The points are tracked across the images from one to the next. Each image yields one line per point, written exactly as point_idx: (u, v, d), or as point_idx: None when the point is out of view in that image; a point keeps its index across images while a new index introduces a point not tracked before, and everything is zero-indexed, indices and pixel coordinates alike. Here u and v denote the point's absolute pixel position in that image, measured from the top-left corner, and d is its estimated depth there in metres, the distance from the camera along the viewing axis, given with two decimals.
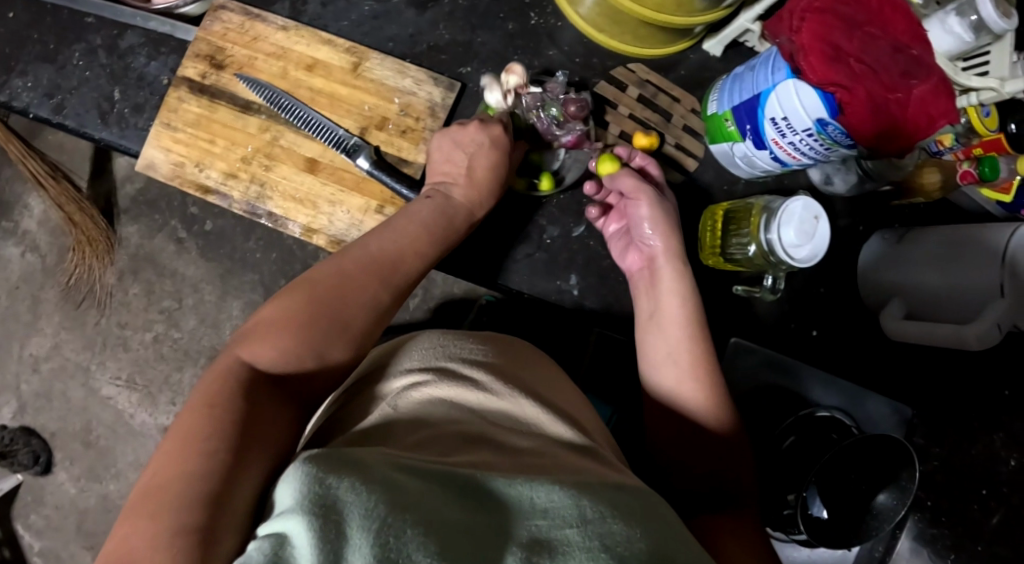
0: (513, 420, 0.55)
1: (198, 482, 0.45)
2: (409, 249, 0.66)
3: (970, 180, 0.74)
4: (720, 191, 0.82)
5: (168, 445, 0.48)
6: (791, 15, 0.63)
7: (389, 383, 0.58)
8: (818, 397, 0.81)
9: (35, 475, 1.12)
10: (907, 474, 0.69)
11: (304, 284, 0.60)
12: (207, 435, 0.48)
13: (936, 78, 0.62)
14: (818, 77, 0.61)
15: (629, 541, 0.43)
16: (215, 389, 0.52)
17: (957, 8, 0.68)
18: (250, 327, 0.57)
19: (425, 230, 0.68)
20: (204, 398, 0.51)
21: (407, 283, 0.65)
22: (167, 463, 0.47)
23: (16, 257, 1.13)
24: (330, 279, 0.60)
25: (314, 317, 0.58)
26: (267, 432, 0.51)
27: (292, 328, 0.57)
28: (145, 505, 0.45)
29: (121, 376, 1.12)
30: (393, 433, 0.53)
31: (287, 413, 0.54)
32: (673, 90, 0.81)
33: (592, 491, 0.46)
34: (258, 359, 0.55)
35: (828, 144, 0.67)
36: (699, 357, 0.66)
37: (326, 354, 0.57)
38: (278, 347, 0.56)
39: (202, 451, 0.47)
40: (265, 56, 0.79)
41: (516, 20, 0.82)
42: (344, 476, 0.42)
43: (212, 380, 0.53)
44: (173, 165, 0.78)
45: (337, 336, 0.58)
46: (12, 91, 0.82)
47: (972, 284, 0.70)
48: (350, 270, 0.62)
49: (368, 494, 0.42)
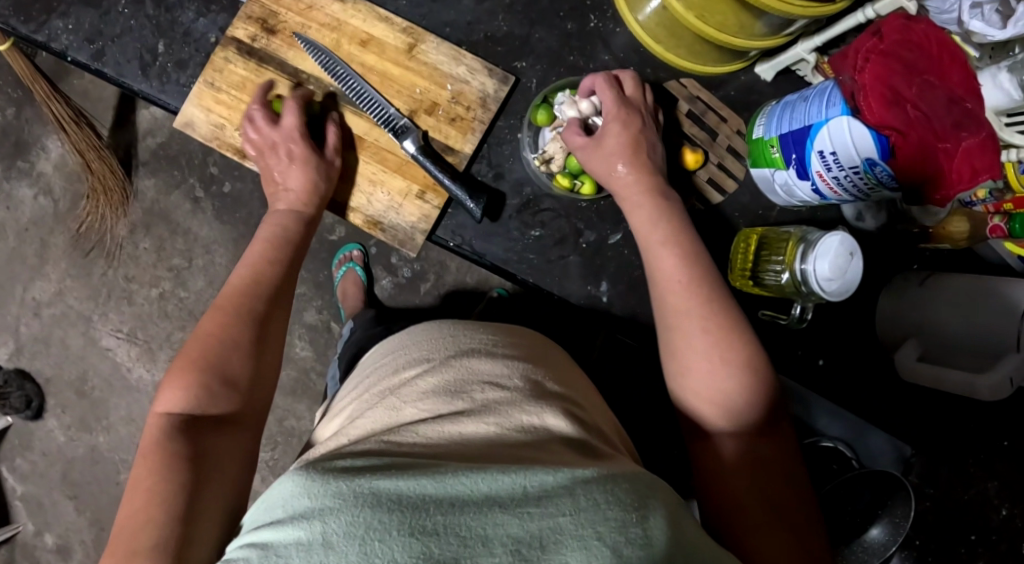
0: (515, 406, 0.55)
1: (159, 517, 0.47)
2: (264, 257, 0.68)
3: (999, 234, 0.77)
4: (755, 215, 0.82)
5: (126, 508, 0.48)
6: (857, 53, 0.63)
7: (398, 379, 0.59)
8: (823, 425, 0.88)
9: (26, 419, 1.10)
10: (902, 511, 0.75)
11: (198, 328, 0.60)
12: (153, 486, 0.48)
13: (986, 133, 0.61)
14: (874, 118, 0.62)
15: (623, 527, 0.42)
16: (146, 452, 0.51)
17: (1011, 65, 0.69)
18: (168, 374, 0.56)
19: (267, 243, 0.70)
20: (142, 462, 0.50)
21: (279, 285, 0.66)
22: (128, 513, 0.48)
23: (28, 199, 1.11)
24: (214, 318, 0.61)
25: (222, 355, 0.58)
26: (221, 466, 0.52)
27: (198, 365, 0.56)
28: (114, 548, 0.46)
29: (123, 329, 1.11)
30: (396, 428, 0.54)
31: (237, 442, 0.55)
32: (722, 110, 0.81)
33: (587, 480, 0.45)
34: (177, 405, 0.54)
35: (872, 184, 0.68)
36: (683, 284, 0.60)
37: (237, 372, 0.57)
38: (187, 390, 0.55)
39: (150, 501, 0.48)
40: (319, 25, 0.78)
41: (575, 21, 0.81)
42: (329, 479, 0.44)
43: (145, 441, 0.52)
44: (213, 126, 0.78)
45: (234, 351, 0.58)
46: (51, 32, 0.80)
47: (993, 335, 0.72)
48: (228, 290, 0.64)
49: (355, 499, 0.43)
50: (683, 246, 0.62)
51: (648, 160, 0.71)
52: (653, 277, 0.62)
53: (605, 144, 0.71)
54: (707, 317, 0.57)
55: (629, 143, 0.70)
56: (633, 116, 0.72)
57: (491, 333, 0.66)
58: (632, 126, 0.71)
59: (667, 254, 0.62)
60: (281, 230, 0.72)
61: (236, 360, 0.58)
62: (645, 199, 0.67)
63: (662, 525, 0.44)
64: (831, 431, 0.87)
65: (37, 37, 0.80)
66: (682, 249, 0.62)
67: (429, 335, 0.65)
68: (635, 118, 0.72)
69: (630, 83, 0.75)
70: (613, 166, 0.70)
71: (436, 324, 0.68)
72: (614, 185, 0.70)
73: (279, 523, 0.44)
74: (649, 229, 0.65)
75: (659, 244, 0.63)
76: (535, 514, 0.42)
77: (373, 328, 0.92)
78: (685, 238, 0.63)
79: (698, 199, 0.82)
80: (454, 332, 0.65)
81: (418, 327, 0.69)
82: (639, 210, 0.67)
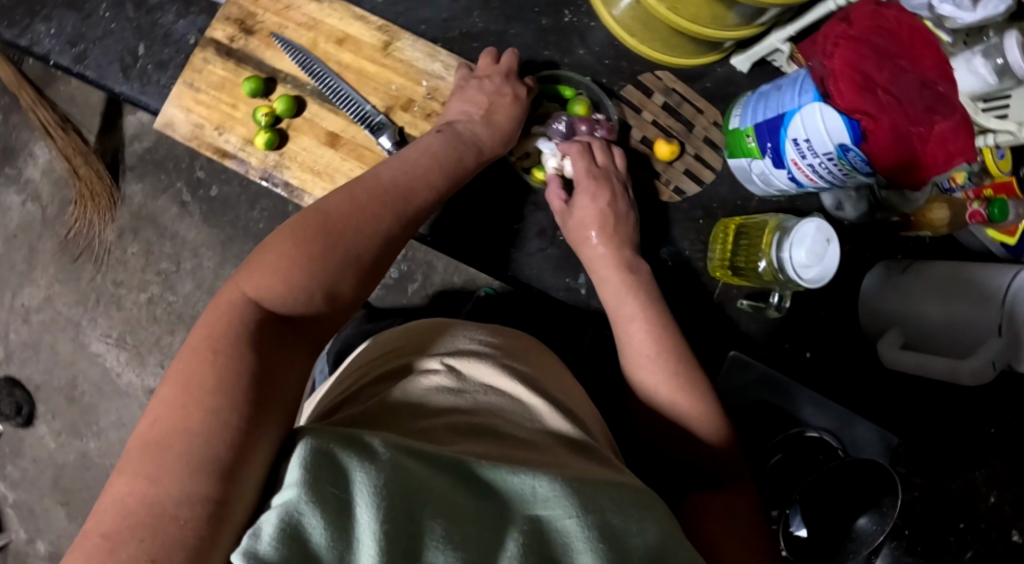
0: (519, 412, 0.55)
1: (207, 438, 0.44)
2: (400, 185, 0.65)
3: (979, 220, 0.77)
4: (733, 206, 0.82)
5: (170, 393, 0.46)
6: (826, 39, 0.63)
7: (395, 366, 0.58)
8: (807, 417, 0.83)
9: (16, 426, 1.11)
10: (889, 501, 0.73)
11: (315, 221, 0.58)
12: (215, 399, 0.46)
13: (959, 116, 0.62)
14: (846, 103, 0.61)
15: (625, 537, 0.44)
16: (217, 339, 0.49)
17: (985, 50, 0.69)
18: (255, 260, 0.55)
19: (420, 178, 0.67)
20: (207, 346, 0.49)
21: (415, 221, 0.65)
22: (173, 416, 0.45)
23: (17, 206, 1.12)
24: (348, 212, 0.60)
25: (333, 267, 0.57)
26: (281, 388, 0.50)
27: (310, 270, 0.55)
28: (145, 459, 0.43)
29: (112, 334, 1.11)
30: (399, 414, 0.52)
31: (297, 369, 0.53)
32: (697, 102, 0.82)
33: (594, 483, 0.46)
34: (263, 295, 0.54)
35: (847, 169, 0.67)
36: (651, 344, 0.67)
37: (342, 298, 0.57)
38: (289, 284, 0.55)
39: (213, 403, 0.46)
40: (296, 25, 0.78)
41: (550, 16, 0.82)
42: (353, 453, 0.42)
43: (222, 319, 0.51)
44: (193, 126, 0.78)
45: (350, 266, 0.58)
46: (34, 36, 0.81)
47: (972, 323, 0.71)
48: (361, 201, 0.62)
49: (380, 468, 0.41)
50: (651, 320, 0.69)
51: (619, 228, 0.75)
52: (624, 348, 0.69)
53: (574, 215, 0.76)
54: (679, 390, 0.64)
55: (597, 216, 0.74)
56: (603, 191, 0.76)
57: (484, 332, 0.65)
58: (601, 199, 0.75)
59: (636, 327, 0.68)
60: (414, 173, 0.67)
61: (347, 280, 0.58)
62: (613, 273, 0.73)
63: (656, 528, 0.46)
64: (816, 421, 0.83)
65: (20, 41, 0.81)
66: (651, 323, 0.68)
67: (421, 330, 0.63)
68: (607, 186, 0.76)
69: (602, 150, 0.78)
70: (585, 237, 0.75)
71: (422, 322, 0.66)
72: (587, 257, 0.75)
73: (294, 485, 0.40)
74: (624, 300, 0.71)
75: (633, 317, 0.69)
76: (547, 514, 0.43)
77: (359, 326, 0.93)
78: (655, 313, 0.69)
79: (677, 190, 0.82)
80: (449, 330, 0.63)
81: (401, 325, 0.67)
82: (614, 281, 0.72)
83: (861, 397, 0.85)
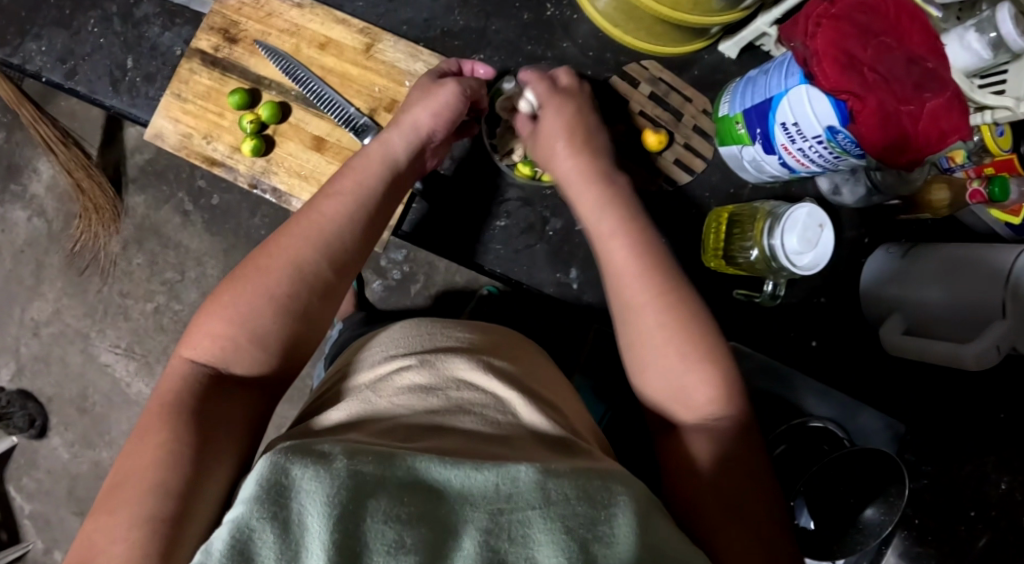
0: (492, 406, 0.55)
1: (149, 487, 0.47)
2: (333, 214, 0.62)
3: (980, 200, 0.75)
4: (726, 194, 0.81)
5: (126, 451, 0.50)
6: (808, 19, 0.62)
7: (373, 369, 0.58)
8: (810, 407, 0.81)
9: (31, 438, 1.13)
10: (896, 491, 0.70)
11: (240, 274, 0.58)
12: (153, 454, 0.49)
13: (951, 93, 0.60)
14: (830, 84, 0.59)
15: (593, 523, 0.43)
16: (161, 399, 0.52)
17: (977, 24, 0.67)
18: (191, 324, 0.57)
19: (360, 203, 0.64)
20: (157, 404, 0.52)
21: (350, 247, 0.62)
22: (127, 466, 0.49)
23: (23, 221, 1.14)
24: (271, 256, 0.59)
25: (257, 314, 0.56)
26: (223, 430, 0.52)
27: (234, 322, 0.56)
28: (109, 497, 0.48)
29: (120, 344, 1.13)
30: (371, 422, 0.53)
31: (249, 407, 0.55)
32: (685, 90, 0.81)
33: (560, 473, 0.45)
34: (199, 355, 0.55)
35: (838, 152, 0.65)
36: (635, 262, 0.60)
37: (273, 339, 0.56)
38: (216, 340, 0.55)
39: (157, 454, 0.49)
40: (279, 32, 0.79)
41: (532, 10, 0.82)
42: (307, 465, 0.43)
43: (166, 383, 0.54)
44: (181, 136, 0.78)
45: (271, 312, 0.57)
46: (25, 55, 0.82)
47: (975, 304, 0.69)
48: (286, 245, 0.60)
49: (331, 481, 0.42)
50: (636, 239, 0.62)
51: (591, 144, 0.70)
52: (606, 271, 0.62)
53: (546, 128, 0.72)
54: (664, 313, 0.57)
55: (566, 127, 0.71)
56: (568, 103, 0.72)
57: (467, 330, 0.65)
58: (566, 110, 0.72)
59: (618, 245, 0.62)
60: (355, 200, 0.64)
61: (273, 324, 0.56)
62: (590, 188, 0.67)
63: (634, 522, 0.44)
64: (819, 411, 0.81)
65: (12, 60, 0.82)
66: (633, 240, 0.62)
67: (404, 331, 0.63)
68: (573, 101, 0.73)
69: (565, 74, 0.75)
70: (554, 153, 0.70)
71: (409, 323, 0.66)
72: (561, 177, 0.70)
73: (248, 499, 0.42)
74: (605, 216, 0.65)
75: (614, 237, 0.63)
76: (505, 510, 0.43)
77: (359, 329, 0.93)
78: (639, 232, 0.63)
79: (667, 179, 0.81)
80: (430, 328, 0.63)
81: (391, 327, 0.67)
82: (591, 198, 0.66)
83: (864, 384, 0.85)
